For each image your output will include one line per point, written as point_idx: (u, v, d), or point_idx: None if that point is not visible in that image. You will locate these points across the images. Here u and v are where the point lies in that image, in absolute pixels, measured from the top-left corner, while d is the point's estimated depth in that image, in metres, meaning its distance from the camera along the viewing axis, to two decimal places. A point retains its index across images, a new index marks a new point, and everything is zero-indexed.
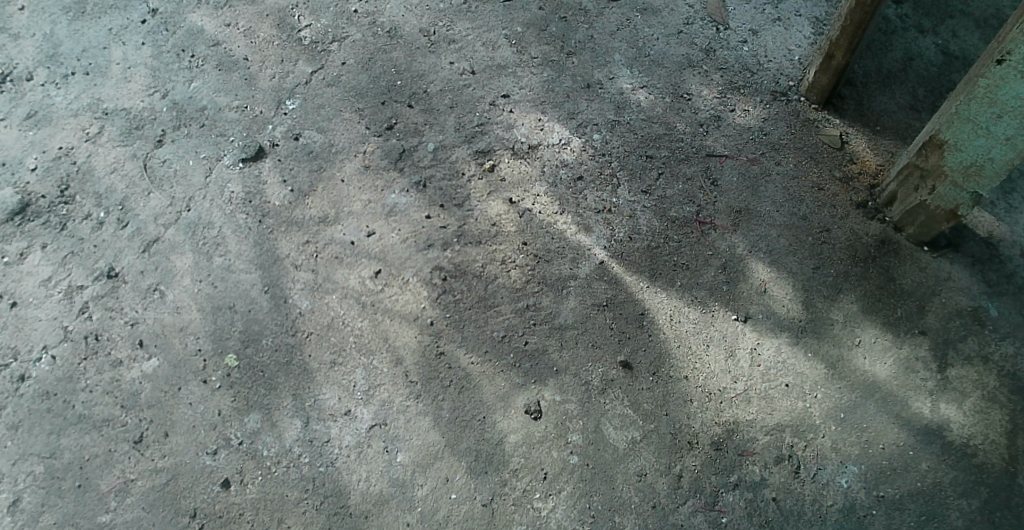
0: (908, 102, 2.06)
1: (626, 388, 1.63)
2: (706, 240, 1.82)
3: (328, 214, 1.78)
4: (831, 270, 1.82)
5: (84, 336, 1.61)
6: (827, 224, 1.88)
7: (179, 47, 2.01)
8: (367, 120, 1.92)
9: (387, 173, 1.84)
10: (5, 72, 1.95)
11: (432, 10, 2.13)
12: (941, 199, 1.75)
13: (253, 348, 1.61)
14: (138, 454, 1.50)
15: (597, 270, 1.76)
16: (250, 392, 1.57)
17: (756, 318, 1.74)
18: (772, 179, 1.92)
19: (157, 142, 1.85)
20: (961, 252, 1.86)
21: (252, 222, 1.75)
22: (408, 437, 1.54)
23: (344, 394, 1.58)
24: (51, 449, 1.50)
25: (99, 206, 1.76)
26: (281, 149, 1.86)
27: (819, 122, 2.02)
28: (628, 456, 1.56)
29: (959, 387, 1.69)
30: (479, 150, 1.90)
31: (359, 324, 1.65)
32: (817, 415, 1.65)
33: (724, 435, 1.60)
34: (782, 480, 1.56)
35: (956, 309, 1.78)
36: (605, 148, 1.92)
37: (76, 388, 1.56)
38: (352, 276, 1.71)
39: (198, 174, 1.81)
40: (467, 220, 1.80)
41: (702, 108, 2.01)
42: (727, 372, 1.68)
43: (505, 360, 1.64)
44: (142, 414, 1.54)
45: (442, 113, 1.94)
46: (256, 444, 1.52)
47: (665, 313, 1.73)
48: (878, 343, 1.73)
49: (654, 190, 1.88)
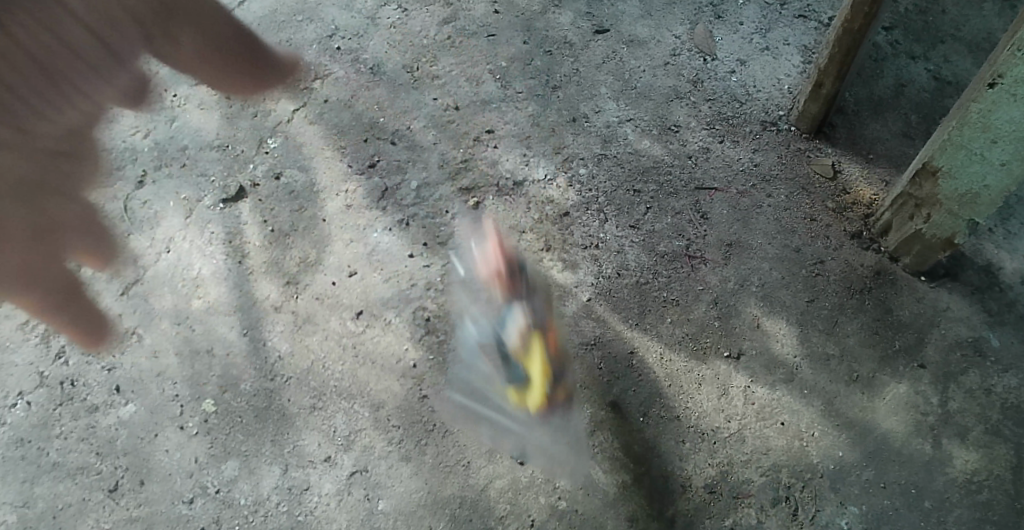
0: (901, 129, 2.04)
1: (616, 430, 1.59)
2: (696, 275, 1.76)
3: (309, 253, 1.69)
4: (826, 302, 1.78)
5: (59, 382, 1.58)
6: (821, 256, 1.83)
7: (161, 86, 1.93)
8: (348, 157, 1.82)
9: (370, 212, 1.75)
10: (159, 157, 1.81)
11: (415, 45, 2.04)
12: (937, 227, 1.72)
13: (230, 393, 1.56)
14: (112, 503, 1.48)
15: (584, 308, 1.70)
16: (227, 439, 1.53)
17: (749, 354, 1.69)
18: (763, 211, 1.87)
19: (138, 183, 1.77)
20: (959, 280, 1.82)
21: (231, 263, 1.68)
22: (390, 484, 1.50)
23: (323, 439, 1.53)
24: (24, 497, 1.49)
25: (78, 248, 1.70)
26: (261, 189, 1.77)
27: (810, 151, 1.98)
28: (618, 500, 1.52)
29: (960, 421, 1.64)
30: (463, 186, 1.80)
31: (340, 369, 1.58)
32: (814, 454, 1.61)
33: (718, 477, 1.57)
34: (779, 523, 1.53)
35: (956, 340, 1.74)
36: (591, 183, 1.85)
37: (50, 435, 1.54)
38: (332, 317, 1.63)
39: (177, 215, 1.73)
40: (452, 259, 1.70)
41: (690, 140, 1.96)
42: (720, 412, 1.63)
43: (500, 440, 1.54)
44: (118, 461, 1.51)
45: (426, 150, 1.85)
46: (233, 492, 1.49)
47: (656, 352, 1.67)
48: (875, 378, 1.69)
49: (643, 224, 1.81)
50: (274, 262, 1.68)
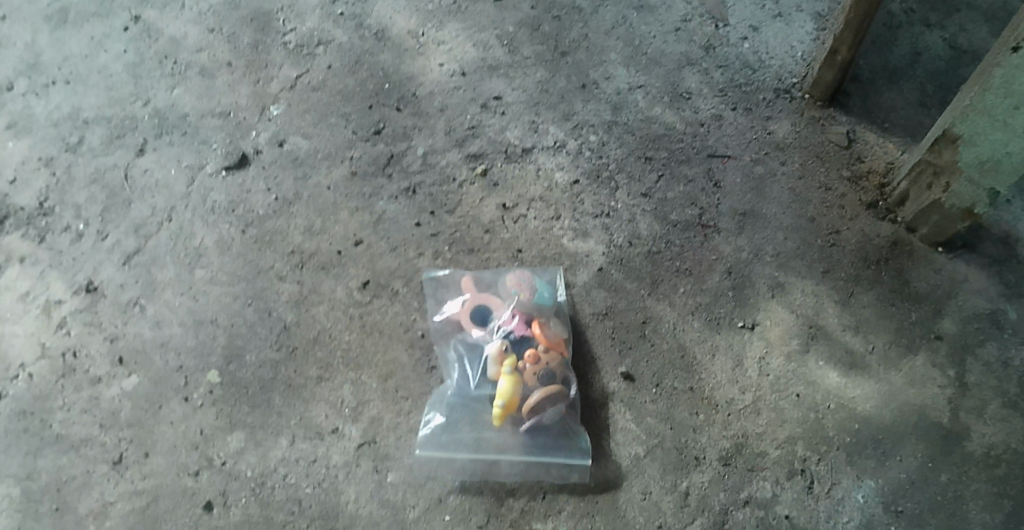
0: (917, 98, 1.99)
1: (628, 401, 1.56)
2: (709, 244, 1.72)
3: (314, 222, 1.66)
4: (841, 273, 1.74)
5: (62, 353, 1.55)
6: (836, 226, 1.79)
7: (161, 54, 1.88)
8: (353, 124, 1.78)
9: (374, 179, 1.71)
10: (159, 125, 1.77)
11: (421, 11, 1.99)
12: (956, 197, 1.69)
13: (236, 364, 1.53)
14: (117, 476, 1.45)
15: (595, 278, 1.65)
16: (233, 410, 1.50)
17: (764, 325, 1.66)
18: (778, 180, 1.83)
19: (138, 151, 1.74)
20: (977, 252, 1.78)
21: (235, 232, 1.64)
22: (399, 456, 1.47)
23: (330, 411, 1.50)
24: (27, 471, 1.46)
25: (78, 218, 1.67)
26: (264, 156, 1.73)
27: (825, 120, 1.93)
28: (630, 473, 1.50)
29: (978, 394, 1.61)
30: (471, 154, 1.76)
31: (347, 338, 1.55)
32: (830, 426, 1.58)
33: (732, 450, 1.54)
34: (794, 496, 1.51)
35: (974, 312, 1.70)
36: (602, 150, 1.81)
37: (53, 406, 1.51)
38: (339, 287, 1.59)
39: (179, 183, 1.70)
40: (460, 228, 1.67)
41: (702, 108, 1.91)
42: (735, 383, 1.60)
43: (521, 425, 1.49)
44: (122, 433, 1.49)
45: (431, 116, 1.81)
46: (239, 464, 1.46)
47: (669, 322, 1.63)
48: (891, 349, 1.66)
49: (654, 193, 1.77)
50: (278, 231, 1.65)
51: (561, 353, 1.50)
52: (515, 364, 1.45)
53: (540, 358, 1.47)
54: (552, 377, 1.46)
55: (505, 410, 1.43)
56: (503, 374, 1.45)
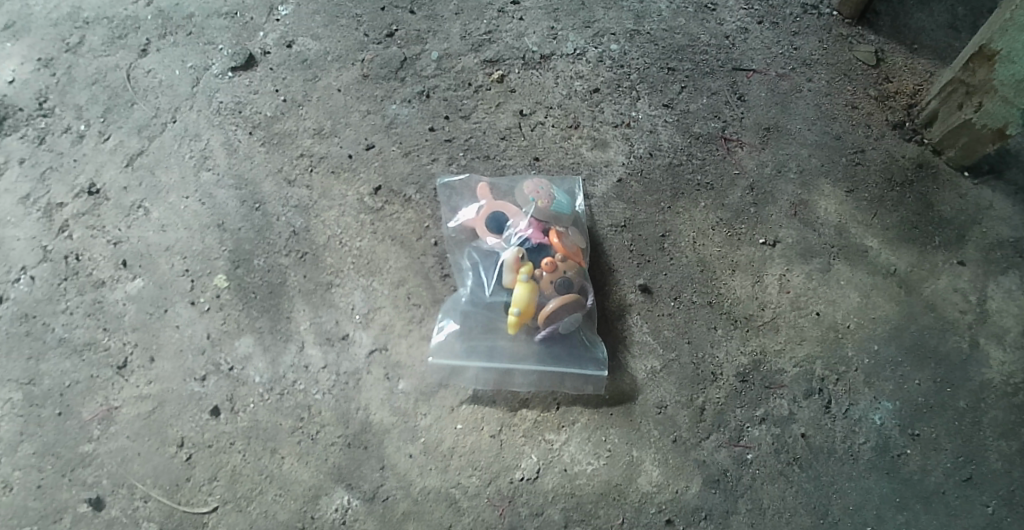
0: (948, 20, 1.90)
1: (645, 314, 1.52)
2: (732, 158, 1.69)
3: (324, 125, 1.64)
4: (866, 193, 1.68)
5: (64, 255, 1.50)
6: (862, 144, 1.74)
7: None
8: (365, 26, 1.77)
9: (387, 82, 1.70)
10: (162, 26, 1.74)
11: None
12: (989, 116, 1.62)
13: (244, 269, 1.49)
14: (122, 380, 1.41)
15: (614, 189, 1.63)
16: (241, 315, 1.46)
17: (785, 243, 1.61)
18: (803, 95, 1.78)
19: (141, 52, 1.71)
20: (1003, 179, 1.72)
21: (241, 134, 1.62)
22: (411, 363, 1.44)
23: (341, 317, 1.47)
24: (30, 374, 1.41)
25: (80, 119, 1.63)
26: (273, 57, 1.72)
27: (853, 37, 1.87)
28: (645, 387, 1.46)
29: (999, 321, 1.56)
30: (487, 59, 1.75)
31: (359, 244, 1.53)
32: (849, 346, 1.53)
33: (751, 366, 1.49)
34: (812, 415, 1.46)
35: (997, 239, 1.65)
36: (624, 59, 1.78)
37: (56, 310, 1.46)
38: (350, 193, 1.57)
39: (184, 84, 1.67)
40: (475, 133, 1.66)
41: (728, 20, 1.87)
42: (754, 300, 1.55)
43: (535, 334, 1.44)
44: (126, 337, 1.44)
45: (446, 20, 1.79)
46: (247, 370, 1.42)
47: (688, 236, 1.60)
48: (914, 272, 1.60)
49: (677, 104, 1.74)
50: (287, 133, 1.63)
51: (578, 263, 1.45)
52: (531, 272, 1.40)
53: (557, 266, 1.42)
54: (569, 287, 1.41)
55: (520, 318, 1.38)
56: (519, 282, 1.39)
